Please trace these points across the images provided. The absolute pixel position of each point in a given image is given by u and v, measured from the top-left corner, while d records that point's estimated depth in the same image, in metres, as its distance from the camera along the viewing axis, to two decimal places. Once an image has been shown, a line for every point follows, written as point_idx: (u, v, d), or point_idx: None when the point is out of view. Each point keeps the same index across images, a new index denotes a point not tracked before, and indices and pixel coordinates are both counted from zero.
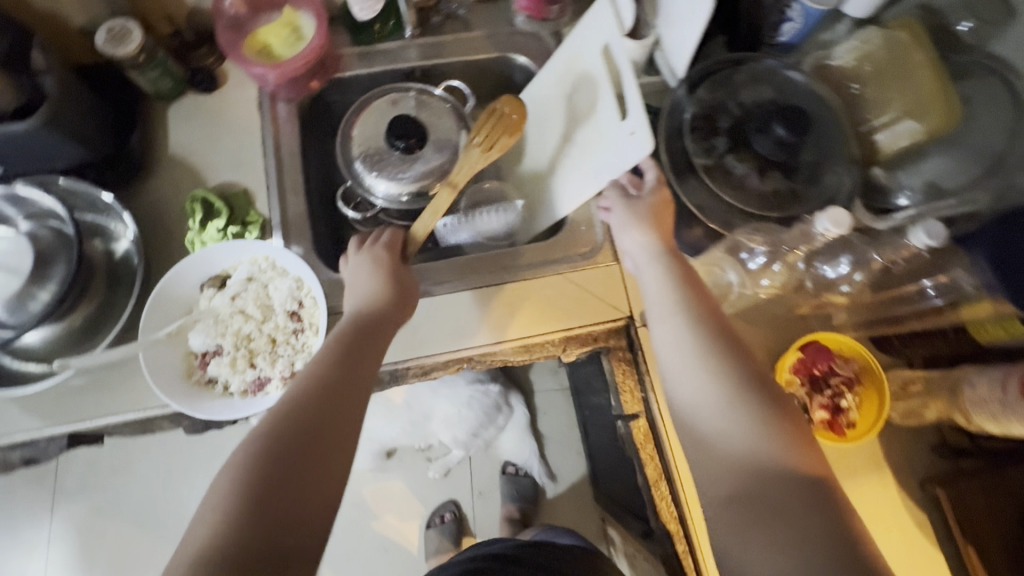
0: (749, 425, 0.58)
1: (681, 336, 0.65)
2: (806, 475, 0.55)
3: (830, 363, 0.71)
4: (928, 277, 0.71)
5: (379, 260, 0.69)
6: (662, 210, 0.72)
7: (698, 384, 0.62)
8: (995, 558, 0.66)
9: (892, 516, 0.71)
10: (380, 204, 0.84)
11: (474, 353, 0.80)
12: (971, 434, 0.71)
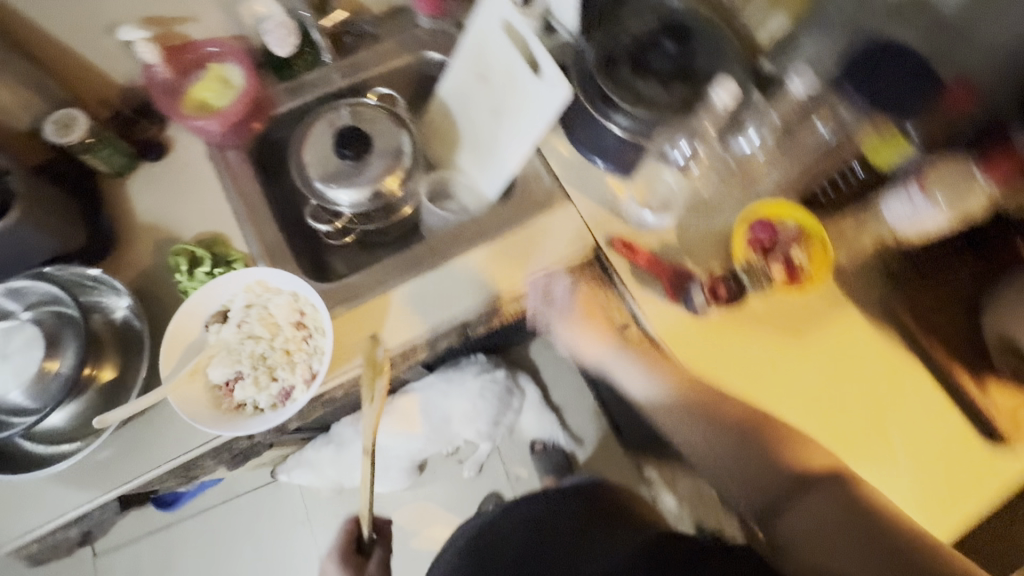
0: (733, 454, 0.68)
1: (665, 408, 0.75)
2: (801, 474, 0.62)
3: (773, 231, 0.81)
4: (815, 118, 0.77)
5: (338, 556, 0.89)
6: (590, 300, 0.85)
7: (690, 430, 0.72)
8: (956, 344, 0.79)
9: (868, 347, 0.80)
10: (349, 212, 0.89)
11: (466, 315, 0.84)
12: (908, 257, 0.82)
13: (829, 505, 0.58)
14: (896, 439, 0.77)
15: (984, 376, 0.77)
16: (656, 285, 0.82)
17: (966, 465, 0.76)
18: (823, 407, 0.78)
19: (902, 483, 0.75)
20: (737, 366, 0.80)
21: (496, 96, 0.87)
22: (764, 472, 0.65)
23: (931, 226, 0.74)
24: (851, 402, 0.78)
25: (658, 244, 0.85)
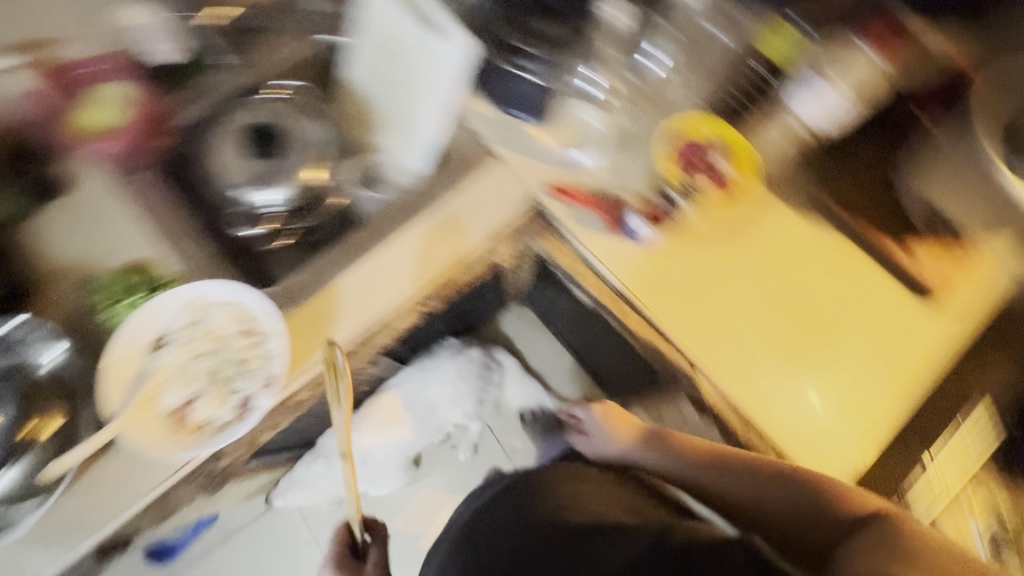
0: (763, 489, 0.72)
1: (704, 476, 0.79)
2: (850, 518, 0.64)
3: (694, 149, 0.84)
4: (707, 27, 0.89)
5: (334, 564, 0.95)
6: (614, 414, 0.96)
7: (731, 490, 0.76)
8: (876, 218, 0.84)
9: (804, 242, 0.84)
10: (281, 211, 0.88)
11: (420, 291, 0.82)
12: (822, 147, 0.86)
13: (876, 537, 0.59)
14: (846, 321, 0.82)
15: (908, 240, 0.83)
16: (596, 223, 0.83)
17: (908, 327, 0.82)
18: (776, 304, 0.82)
19: (858, 358, 0.81)
20: (693, 283, 0.82)
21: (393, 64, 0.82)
22: (804, 516, 0.68)
23: (839, 110, 0.82)
24: (801, 295, 0.83)
25: (595, 183, 0.86)
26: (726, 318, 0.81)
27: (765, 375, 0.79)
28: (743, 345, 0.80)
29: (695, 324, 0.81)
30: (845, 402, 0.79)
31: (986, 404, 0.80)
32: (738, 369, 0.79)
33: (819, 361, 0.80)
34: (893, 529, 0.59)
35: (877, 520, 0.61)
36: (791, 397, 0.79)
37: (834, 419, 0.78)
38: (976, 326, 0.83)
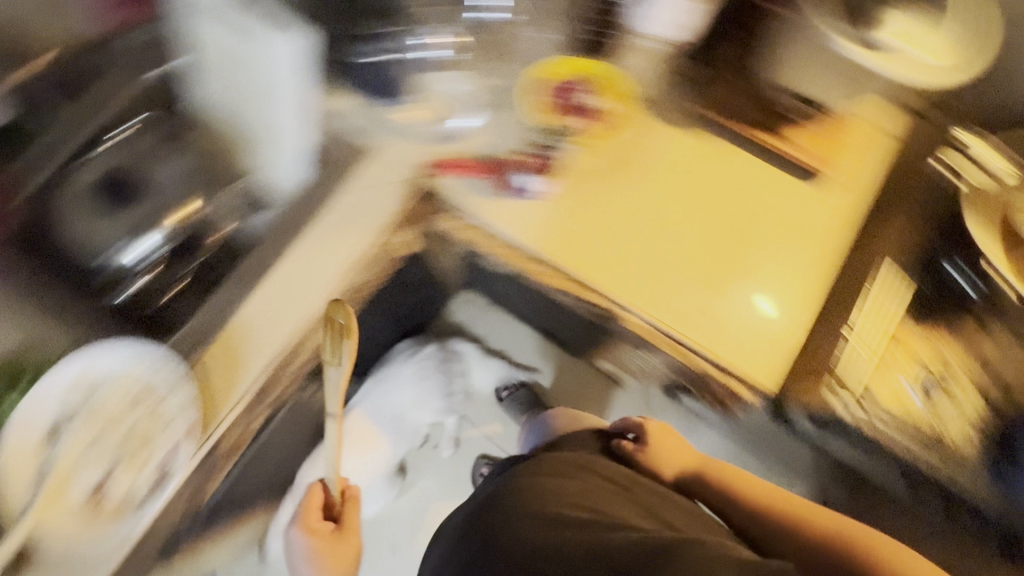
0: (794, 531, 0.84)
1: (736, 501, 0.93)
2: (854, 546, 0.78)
3: (565, 89, 0.83)
4: None
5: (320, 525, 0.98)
6: (660, 430, 1.07)
7: (755, 513, 0.90)
8: (753, 114, 0.85)
9: (691, 155, 0.84)
10: (167, 251, 0.81)
11: (325, 303, 0.78)
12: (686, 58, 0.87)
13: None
14: (750, 220, 0.83)
15: (783, 128, 0.85)
16: (485, 187, 0.81)
17: (807, 211, 0.84)
18: (682, 221, 0.81)
19: (767, 255, 0.82)
20: (597, 221, 0.80)
21: (229, 73, 0.75)
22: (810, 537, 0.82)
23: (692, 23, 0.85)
24: (704, 207, 0.82)
25: (477, 148, 0.82)
26: (638, 247, 0.80)
27: (689, 293, 0.79)
28: (660, 268, 0.80)
29: (610, 261, 0.79)
30: (768, 298, 0.80)
31: (888, 264, 0.82)
32: (662, 294, 0.79)
33: (735, 266, 0.81)
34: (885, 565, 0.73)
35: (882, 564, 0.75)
36: (717, 308, 0.79)
37: (762, 317, 0.79)
38: (868, 193, 0.85)
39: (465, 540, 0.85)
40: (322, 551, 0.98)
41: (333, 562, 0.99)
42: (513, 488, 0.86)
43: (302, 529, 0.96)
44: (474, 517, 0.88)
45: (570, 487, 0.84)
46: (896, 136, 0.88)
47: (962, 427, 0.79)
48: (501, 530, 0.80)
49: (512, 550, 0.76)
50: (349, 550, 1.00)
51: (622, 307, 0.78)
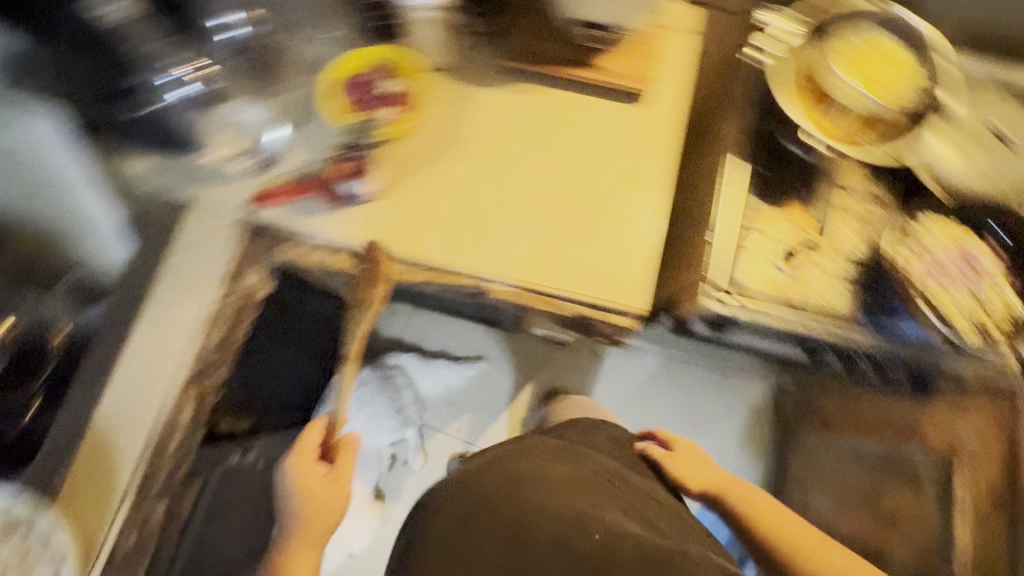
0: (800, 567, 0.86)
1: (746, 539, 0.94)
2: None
3: (361, 82, 0.78)
4: None
5: (311, 477, 0.88)
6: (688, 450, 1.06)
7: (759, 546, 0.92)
8: (559, 54, 0.83)
9: (510, 110, 0.84)
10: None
11: (183, 375, 0.74)
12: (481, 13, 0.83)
13: None
14: (593, 160, 0.84)
15: (596, 60, 0.84)
16: (315, 206, 0.78)
17: (644, 134, 0.85)
18: (528, 181, 0.82)
19: (611, 182, 0.83)
20: (445, 207, 0.80)
21: None
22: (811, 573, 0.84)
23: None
24: (544, 162, 0.83)
25: (294, 168, 0.78)
26: (493, 220, 0.80)
27: (553, 246, 0.80)
28: (520, 233, 0.80)
29: (470, 242, 0.79)
30: (631, 227, 0.82)
31: (729, 161, 0.84)
32: (529, 256, 0.80)
33: (591, 206, 0.82)
34: None
35: None
36: (584, 251, 0.80)
37: (629, 247, 0.81)
38: (683, 102, 0.88)
39: (433, 518, 0.80)
40: (303, 503, 0.87)
41: (310, 520, 0.87)
42: (498, 469, 0.84)
43: (298, 464, 0.89)
44: (438, 499, 0.83)
45: (561, 472, 0.85)
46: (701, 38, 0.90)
47: (835, 288, 0.81)
48: (468, 517, 0.78)
49: (507, 527, 0.77)
50: (329, 510, 0.88)
51: (492, 282, 0.79)
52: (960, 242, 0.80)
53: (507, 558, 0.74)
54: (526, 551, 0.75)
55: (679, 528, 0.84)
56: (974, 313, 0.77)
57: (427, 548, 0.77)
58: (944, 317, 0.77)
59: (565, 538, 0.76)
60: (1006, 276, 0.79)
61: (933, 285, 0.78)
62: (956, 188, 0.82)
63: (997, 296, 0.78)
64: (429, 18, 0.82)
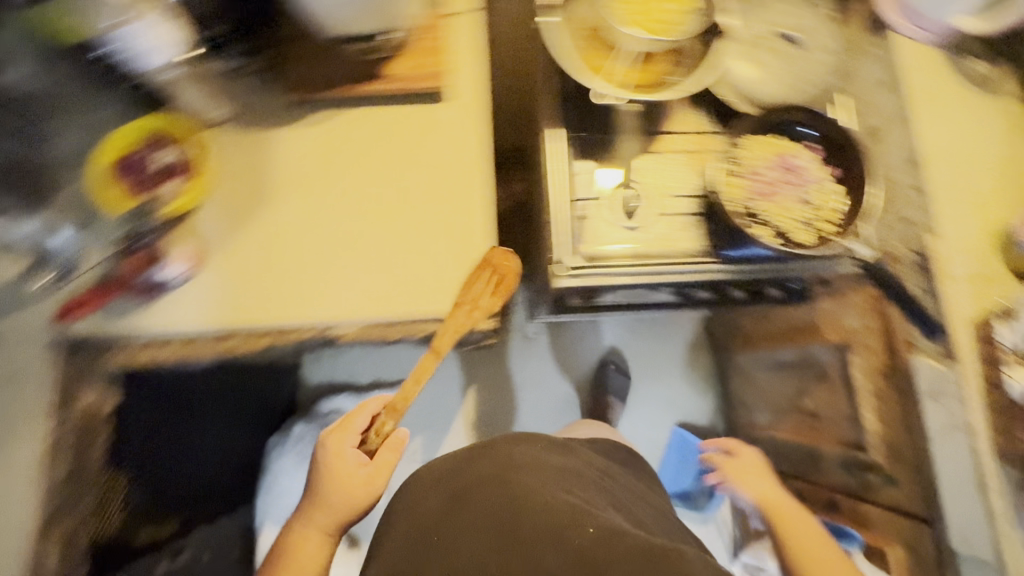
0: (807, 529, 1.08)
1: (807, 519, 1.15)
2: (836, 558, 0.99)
3: (131, 162, 0.71)
4: None
5: (346, 453, 0.89)
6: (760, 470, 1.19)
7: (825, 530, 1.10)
8: (340, 76, 0.80)
9: (310, 144, 0.80)
10: None
11: (34, 523, 0.69)
12: (241, 45, 0.74)
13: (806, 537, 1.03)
14: (412, 172, 0.81)
15: (379, 70, 0.81)
16: (128, 304, 0.72)
17: (457, 130, 0.82)
18: (350, 211, 0.79)
19: (434, 186, 0.80)
20: (270, 262, 0.76)
21: None
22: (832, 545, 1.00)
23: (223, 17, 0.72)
24: (363, 186, 0.80)
25: (95, 272, 0.72)
26: (323, 261, 0.77)
27: (392, 270, 0.77)
28: (354, 266, 0.77)
29: (307, 291, 0.76)
30: (466, 230, 0.79)
31: (549, 135, 0.82)
32: (369, 288, 0.77)
33: (421, 218, 0.79)
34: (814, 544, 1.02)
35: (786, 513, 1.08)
36: (424, 267, 0.78)
37: (468, 249, 0.79)
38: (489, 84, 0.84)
39: (422, 502, 0.85)
40: (330, 485, 0.88)
41: (333, 505, 0.88)
42: (490, 457, 0.87)
43: (336, 449, 0.90)
44: (428, 482, 0.88)
45: (546, 460, 0.88)
46: (483, 14, 0.87)
47: (683, 235, 0.82)
48: (477, 511, 0.78)
49: (497, 509, 0.76)
50: (356, 497, 0.88)
51: (340, 326, 0.75)
52: (778, 152, 0.80)
53: (494, 540, 0.72)
54: (514, 540, 0.71)
55: (661, 527, 0.91)
56: (806, 221, 0.79)
57: (414, 523, 0.82)
58: (781, 232, 0.79)
59: (554, 529, 0.70)
60: (830, 176, 0.80)
61: (760, 206, 0.79)
62: (760, 101, 0.81)
63: (823, 198, 0.79)
64: (191, 76, 0.72)
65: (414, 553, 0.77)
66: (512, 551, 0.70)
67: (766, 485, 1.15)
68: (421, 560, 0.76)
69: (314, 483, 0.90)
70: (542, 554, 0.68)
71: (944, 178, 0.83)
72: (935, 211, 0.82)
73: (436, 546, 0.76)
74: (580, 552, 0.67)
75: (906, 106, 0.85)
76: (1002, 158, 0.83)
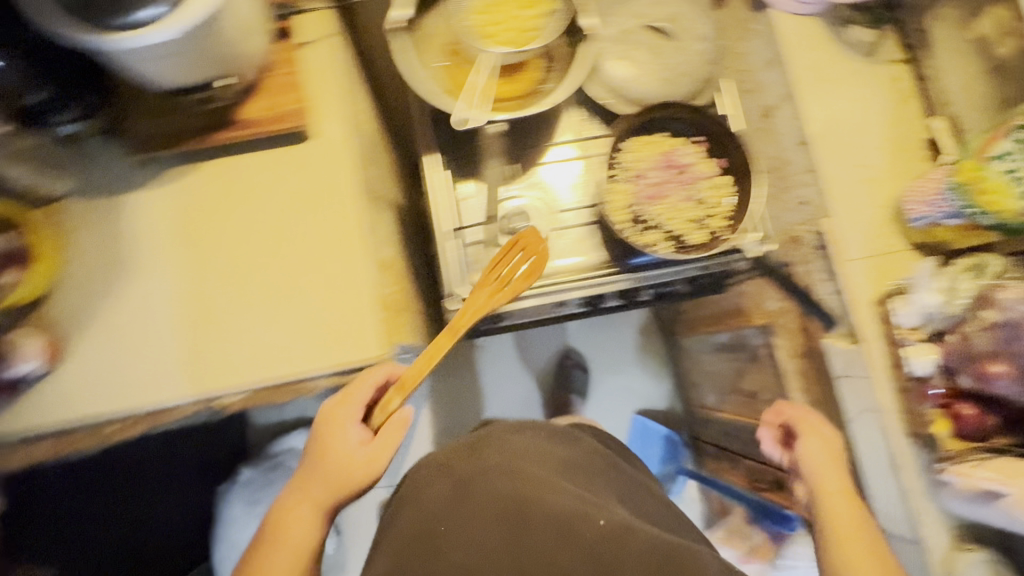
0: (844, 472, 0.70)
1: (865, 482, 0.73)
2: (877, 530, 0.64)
3: None
4: None
5: (347, 415, 0.74)
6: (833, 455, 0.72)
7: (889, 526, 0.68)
8: (186, 126, 0.73)
9: (183, 202, 0.75)
10: None
11: None
12: (64, 109, 0.67)
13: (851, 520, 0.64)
14: (289, 222, 0.76)
15: (231, 116, 0.74)
16: None
17: (330, 170, 0.78)
18: (226, 273, 0.74)
19: (318, 231, 0.76)
20: (145, 339, 0.72)
21: None
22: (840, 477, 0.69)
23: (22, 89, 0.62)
24: (242, 242, 0.75)
25: None
26: (210, 328, 0.73)
27: (276, 328, 0.73)
28: (237, 330, 0.73)
29: (201, 363, 0.72)
30: (350, 276, 0.76)
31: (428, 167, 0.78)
32: (258, 350, 0.73)
33: (307, 268, 0.75)
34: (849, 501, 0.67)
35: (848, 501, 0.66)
36: (311, 321, 0.74)
37: (352, 299, 0.75)
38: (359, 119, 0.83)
39: (420, 492, 0.68)
40: (332, 462, 0.71)
41: (330, 484, 0.71)
42: (496, 443, 0.74)
43: (352, 421, 0.74)
44: (428, 472, 0.71)
45: (549, 451, 0.76)
46: (339, 39, 0.81)
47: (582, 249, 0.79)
48: (475, 501, 0.63)
49: (505, 497, 0.63)
50: (359, 478, 0.72)
51: (231, 394, 0.72)
52: (662, 152, 0.77)
53: (506, 534, 0.60)
54: (526, 535, 0.60)
55: (672, 523, 0.78)
56: (698, 219, 0.76)
57: (415, 513, 0.65)
58: (673, 233, 0.76)
59: (564, 522, 0.60)
60: (717, 169, 0.77)
61: (649, 210, 0.76)
62: (637, 99, 0.77)
63: (713, 194, 0.76)
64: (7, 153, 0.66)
65: (414, 547, 0.61)
66: (528, 548, 0.59)
67: (824, 445, 0.73)
68: (424, 555, 0.60)
69: (323, 452, 0.73)
70: (557, 551, 0.59)
71: (835, 156, 0.81)
72: (828, 191, 0.80)
73: (444, 538, 0.61)
74: (593, 548, 0.59)
75: (790, 85, 0.83)
76: (890, 128, 0.81)
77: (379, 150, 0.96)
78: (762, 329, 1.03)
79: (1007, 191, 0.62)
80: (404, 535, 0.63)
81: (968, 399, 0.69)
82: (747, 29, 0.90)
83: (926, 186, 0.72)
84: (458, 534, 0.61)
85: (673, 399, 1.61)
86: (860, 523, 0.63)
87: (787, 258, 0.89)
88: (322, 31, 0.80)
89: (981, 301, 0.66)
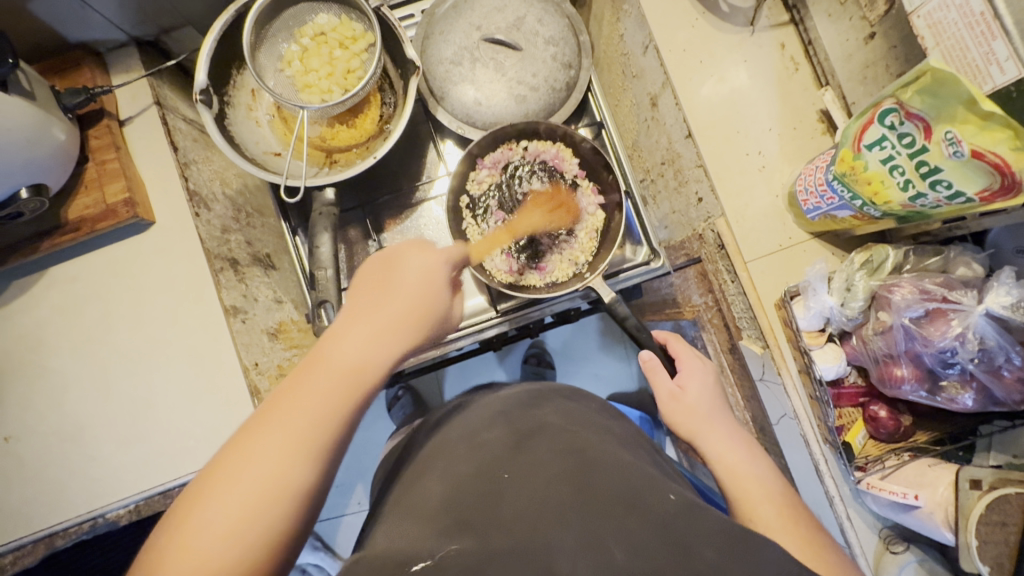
0: (726, 415, 0.59)
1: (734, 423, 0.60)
2: (793, 499, 0.50)
3: None
4: None
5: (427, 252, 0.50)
6: (713, 398, 0.60)
7: None
8: (20, 236, 0.70)
9: (27, 316, 0.70)
10: None
11: None
12: None
13: (767, 493, 0.49)
14: (144, 312, 0.71)
15: (60, 219, 0.69)
16: None
17: (175, 252, 0.72)
18: (81, 388, 0.69)
19: (173, 318, 0.71)
20: (8, 474, 0.68)
21: None
22: (732, 430, 0.56)
23: None
24: (90, 341, 0.70)
25: None
26: (74, 444, 0.68)
27: (144, 436, 0.69)
28: (104, 445, 0.69)
29: (74, 482, 0.68)
30: (217, 359, 0.71)
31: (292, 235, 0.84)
32: (129, 458, 0.69)
33: (165, 363, 0.70)
34: (755, 471, 0.52)
35: (753, 461, 0.53)
36: (181, 422, 0.69)
37: (226, 385, 0.70)
38: (205, 187, 0.77)
39: (477, 428, 0.52)
40: (406, 299, 0.46)
41: (402, 327, 0.45)
42: (557, 403, 0.56)
43: (429, 261, 0.49)
44: (482, 417, 0.54)
45: (611, 425, 0.54)
46: (160, 110, 0.74)
47: (469, 286, 0.80)
48: (519, 463, 0.45)
49: (567, 456, 0.45)
50: (434, 322, 0.48)
51: (116, 508, 0.68)
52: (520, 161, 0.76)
53: (568, 493, 0.42)
54: (590, 500, 0.41)
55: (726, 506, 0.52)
56: (569, 254, 0.75)
57: (471, 452, 0.48)
58: (548, 269, 0.75)
59: (634, 492, 0.42)
60: (591, 201, 0.76)
61: None
62: (488, 123, 0.76)
63: (580, 227, 0.76)
64: None
65: (472, 486, 0.44)
66: (590, 515, 0.40)
67: (703, 377, 0.61)
68: (481, 504, 0.42)
69: (385, 288, 0.46)
70: (621, 521, 0.40)
71: (723, 144, 0.73)
72: (718, 187, 0.72)
73: (506, 485, 0.44)
74: (640, 524, 0.39)
75: (666, 71, 0.75)
76: (781, 104, 0.73)
77: (258, 201, 0.89)
78: (694, 322, 0.85)
79: (885, 183, 0.55)
80: (431, 490, 0.45)
81: (881, 399, 0.65)
82: (620, 11, 0.81)
83: (811, 175, 0.64)
84: (496, 489, 0.43)
85: (645, 380, 1.26)
86: (765, 480, 0.51)
87: (695, 256, 0.78)
88: (144, 100, 0.74)
89: (876, 302, 0.62)
